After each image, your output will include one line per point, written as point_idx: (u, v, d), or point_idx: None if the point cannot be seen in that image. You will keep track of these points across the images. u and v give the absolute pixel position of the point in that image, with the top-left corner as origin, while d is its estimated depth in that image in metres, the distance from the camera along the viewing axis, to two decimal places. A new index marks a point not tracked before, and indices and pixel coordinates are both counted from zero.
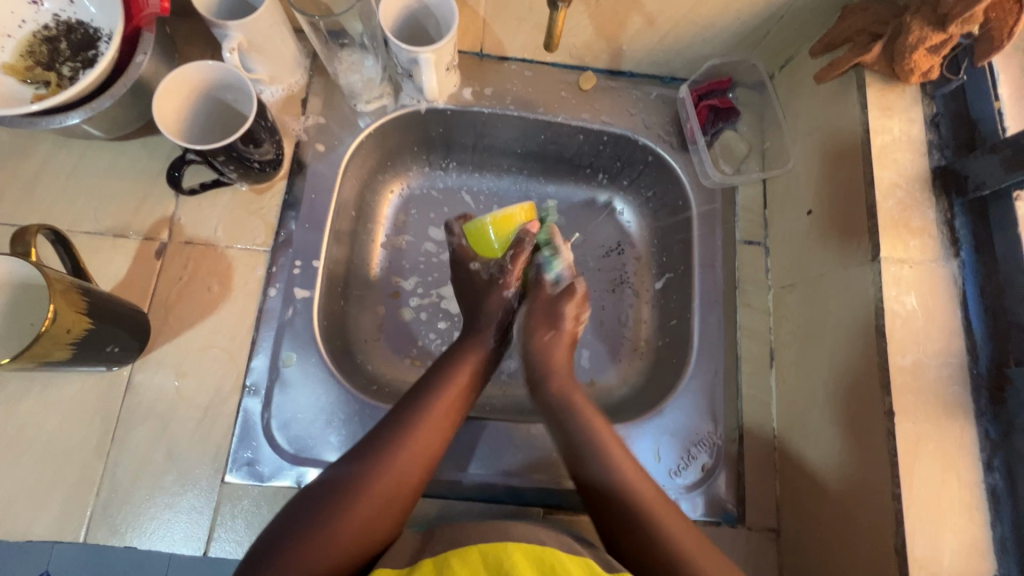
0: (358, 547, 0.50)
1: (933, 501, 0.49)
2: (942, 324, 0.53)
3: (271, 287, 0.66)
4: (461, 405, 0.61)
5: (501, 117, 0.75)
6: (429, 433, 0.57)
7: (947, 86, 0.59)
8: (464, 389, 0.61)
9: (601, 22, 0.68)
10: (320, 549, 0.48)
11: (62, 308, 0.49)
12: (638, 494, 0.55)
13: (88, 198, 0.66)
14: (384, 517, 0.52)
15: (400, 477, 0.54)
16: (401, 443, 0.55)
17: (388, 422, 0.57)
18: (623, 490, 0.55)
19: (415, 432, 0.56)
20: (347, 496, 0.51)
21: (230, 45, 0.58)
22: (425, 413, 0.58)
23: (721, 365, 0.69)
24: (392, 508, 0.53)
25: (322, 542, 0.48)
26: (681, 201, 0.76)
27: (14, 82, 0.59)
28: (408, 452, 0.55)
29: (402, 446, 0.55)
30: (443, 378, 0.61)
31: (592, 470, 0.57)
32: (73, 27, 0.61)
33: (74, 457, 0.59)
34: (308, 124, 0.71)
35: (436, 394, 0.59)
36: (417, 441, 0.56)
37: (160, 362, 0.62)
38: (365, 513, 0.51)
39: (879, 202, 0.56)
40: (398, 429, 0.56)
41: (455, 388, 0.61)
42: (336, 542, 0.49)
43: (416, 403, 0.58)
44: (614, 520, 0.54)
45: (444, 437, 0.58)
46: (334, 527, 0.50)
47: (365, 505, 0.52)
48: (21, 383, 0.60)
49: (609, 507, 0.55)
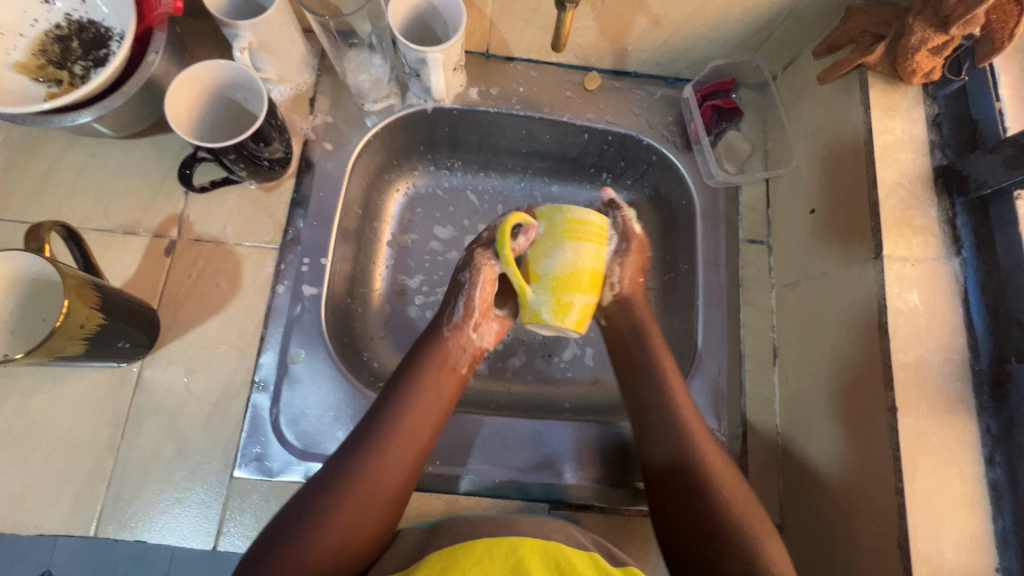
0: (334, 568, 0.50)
1: (935, 496, 0.50)
2: (944, 321, 0.54)
3: (279, 283, 0.66)
4: (432, 407, 0.59)
5: (506, 116, 0.75)
6: (395, 442, 0.55)
7: (948, 87, 0.59)
8: (434, 390, 0.59)
9: (606, 23, 0.69)
10: (293, 575, 0.48)
11: (76, 303, 0.49)
12: (697, 460, 0.56)
13: (98, 196, 0.66)
14: (358, 534, 0.51)
15: (380, 484, 0.54)
16: (373, 451, 0.54)
17: (354, 435, 0.56)
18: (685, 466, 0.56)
19: (385, 442, 0.55)
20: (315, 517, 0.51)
21: (240, 45, 0.59)
22: (390, 420, 0.56)
23: (724, 362, 0.69)
24: (365, 523, 0.52)
25: (294, 566, 0.48)
26: (684, 200, 0.77)
27: (26, 80, 0.60)
28: (375, 463, 0.54)
29: (369, 458, 0.54)
30: (414, 381, 0.59)
31: (657, 439, 0.59)
32: (84, 26, 0.62)
33: (84, 450, 0.59)
34: (315, 123, 0.72)
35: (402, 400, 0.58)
36: (384, 452, 0.55)
37: (169, 359, 0.63)
38: (334, 533, 0.50)
39: (882, 200, 0.57)
40: (371, 444, 0.55)
41: (425, 391, 0.59)
42: (310, 566, 0.49)
43: (385, 410, 0.57)
44: (675, 497, 0.56)
45: (419, 443, 0.57)
46: (305, 547, 0.49)
47: (342, 520, 0.51)
48: (32, 379, 0.60)
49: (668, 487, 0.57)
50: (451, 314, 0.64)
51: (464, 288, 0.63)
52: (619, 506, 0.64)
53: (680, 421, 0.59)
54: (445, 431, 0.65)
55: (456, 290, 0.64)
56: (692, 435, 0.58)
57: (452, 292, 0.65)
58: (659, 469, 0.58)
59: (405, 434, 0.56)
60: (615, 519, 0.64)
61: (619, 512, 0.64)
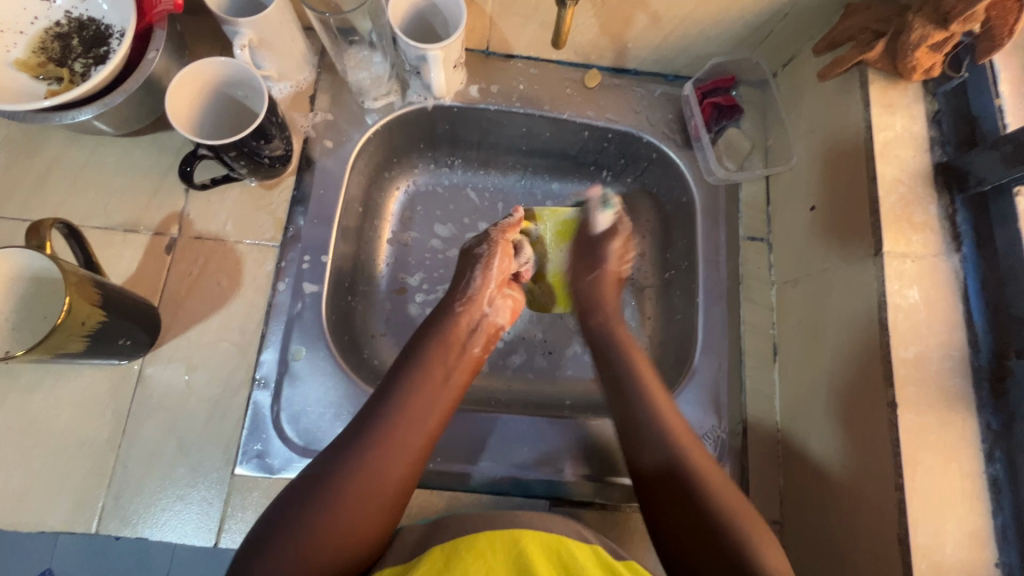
0: (357, 534, 0.50)
1: (935, 491, 0.50)
2: (944, 318, 0.54)
3: (280, 281, 0.66)
4: (447, 378, 0.61)
5: (506, 114, 0.75)
6: (413, 411, 0.57)
7: (948, 84, 0.60)
8: (448, 363, 0.61)
9: (606, 20, 0.69)
10: (320, 539, 0.49)
11: (77, 300, 0.50)
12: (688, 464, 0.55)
13: (98, 194, 0.66)
14: (379, 503, 0.52)
15: (392, 464, 0.53)
16: (385, 430, 0.55)
17: (370, 405, 0.57)
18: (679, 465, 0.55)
19: (399, 421, 0.56)
20: (337, 483, 0.51)
21: (240, 42, 0.59)
22: (406, 389, 0.58)
23: (725, 359, 0.69)
24: (385, 491, 0.53)
25: (321, 528, 0.49)
26: (684, 197, 0.77)
27: (26, 78, 0.60)
28: (394, 430, 0.55)
29: (387, 425, 0.55)
30: (426, 362, 0.60)
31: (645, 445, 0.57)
32: (85, 24, 0.62)
33: (86, 448, 0.59)
34: (316, 121, 0.72)
35: (418, 370, 0.60)
36: (404, 420, 0.56)
37: (170, 356, 0.63)
38: (355, 499, 0.51)
39: (882, 197, 0.57)
40: (384, 423, 0.55)
41: (439, 364, 0.61)
42: (337, 531, 0.49)
43: (400, 381, 0.59)
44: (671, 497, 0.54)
45: (431, 425, 0.57)
46: (329, 512, 0.50)
47: (352, 498, 0.51)
48: (33, 376, 0.60)
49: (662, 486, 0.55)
50: (465, 288, 0.67)
51: (478, 261, 0.68)
52: (617, 503, 0.64)
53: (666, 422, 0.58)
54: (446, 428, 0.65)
55: (472, 263, 0.69)
56: (683, 438, 0.57)
57: (467, 265, 0.69)
58: (649, 477, 0.56)
59: (417, 415, 0.57)
60: (615, 517, 0.64)
61: (618, 509, 0.64)
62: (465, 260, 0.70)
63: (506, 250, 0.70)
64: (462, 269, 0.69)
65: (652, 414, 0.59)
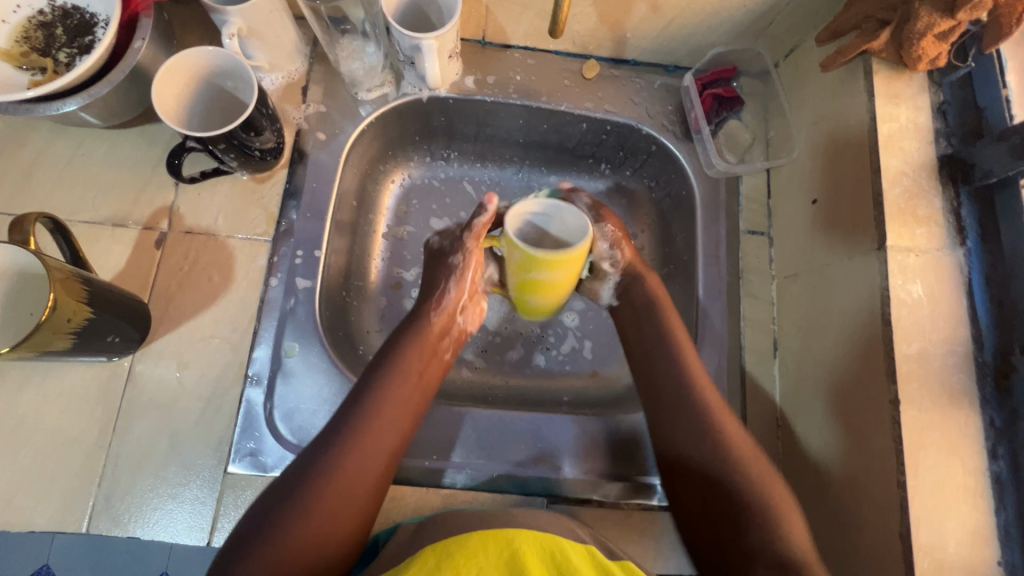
0: (331, 544, 0.50)
1: (938, 489, 0.49)
2: (948, 313, 0.53)
3: (272, 276, 0.65)
4: (421, 385, 0.60)
5: (503, 106, 0.74)
6: (386, 419, 0.56)
7: (954, 74, 0.59)
8: (423, 371, 0.60)
9: (605, 9, 0.67)
10: (292, 549, 0.48)
11: (62, 296, 0.48)
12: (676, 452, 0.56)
13: (86, 188, 0.65)
14: (352, 511, 0.52)
15: (364, 471, 0.53)
16: (356, 437, 0.54)
17: (342, 413, 0.56)
18: (721, 464, 0.57)
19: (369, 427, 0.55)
20: (311, 493, 0.51)
21: (229, 31, 0.57)
22: (380, 398, 0.57)
23: (725, 355, 0.69)
24: (359, 499, 0.52)
25: (293, 539, 0.49)
26: (684, 190, 0.76)
27: (9, 68, 0.58)
28: (366, 439, 0.54)
29: (361, 433, 0.54)
30: (398, 365, 0.59)
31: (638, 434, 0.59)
32: (69, 12, 0.60)
33: (75, 446, 0.58)
34: (308, 113, 0.70)
35: (392, 377, 0.58)
36: (377, 429, 0.55)
37: (161, 353, 0.62)
38: (329, 506, 0.51)
39: (885, 190, 0.56)
40: (354, 430, 0.54)
41: (414, 372, 0.60)
42: (310, 540, 0.49)
43: (374, 389, 0.57)
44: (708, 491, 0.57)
45: (402, 430, 0.57)
46: (304, 521, 0.49)
47: (328, 505, 0.51)
48: (21, 374, 0.59)
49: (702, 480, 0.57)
50: (439, 296, 0.64)
51: (453, 270, 0.63)
52: (617, 500, 0.64)
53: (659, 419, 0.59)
54: (442, 425, 0.64)
55: (446, 272, 0.64)
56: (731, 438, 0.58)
57: (437, 276, 0.64)
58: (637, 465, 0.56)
59: (387, 420, 0.56)
60: (614, 514, 0.63)
61: (617, 506, 0.64)
62: (436, 269, 0.65)
63: (482, 259, 0.63)
64: (432, 281, 0.65)
65: (696, 406, 0.59)
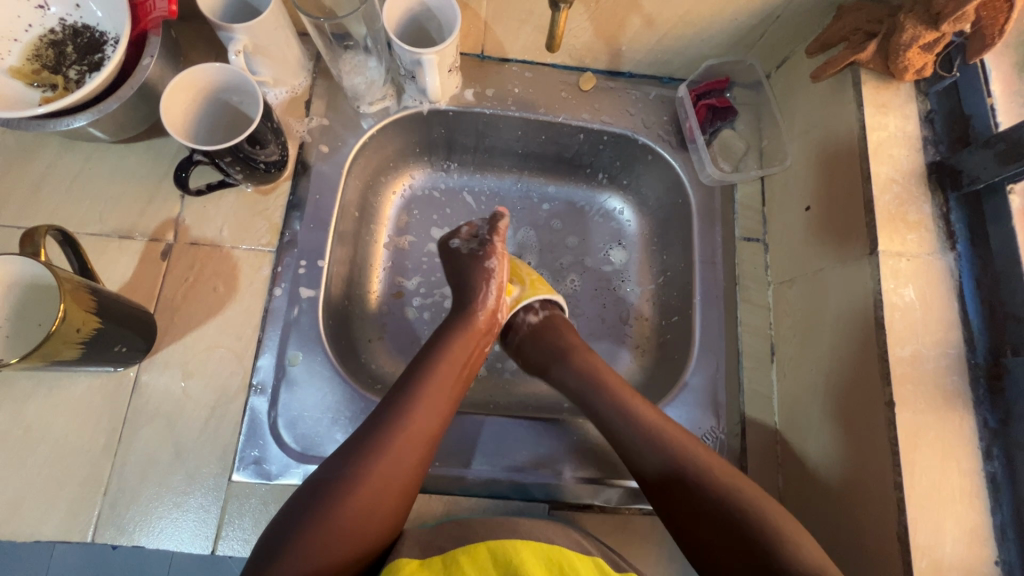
0: (365, 534, 0.51)
1: (934, 491, 0.50)
2: (940, 316, 0.54)
3: (276, 286, 0.66)
4: (461, 379, 0.62)
5: (501, 117, 0.76)
6: (429, 415, 0.57)
7: (939, 84, 0.60)
8: (463, 368, 0.62)
9: (600, 24, 0.69)
10: (328, 540, 0.49)
11: (72, 306, 0.49)
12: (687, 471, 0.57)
13: (93, 201, 0.66)
14: (389, 506, 0.53)
15: (402, 464, 0.54)
16: (398, 428, 0.55)
17: (386, 404, 0.57)
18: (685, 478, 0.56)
19: (409, 418, 0.56)
20: (351, 484, 0.52)
21: (236, 48, 0.59)
22: (424, 393, 0.58)
23: (722, 361, 0.69)
24: (395, 494, 0.53)
25: (332, 531, 0.49)
26: (681, 199, 0.77)
27: (21, 85, 0.60)
28: (410, 433, 0.55)
29: (406, 425, 0.56)
30: (438, 359, 0.61)
31: (642, 453, 0.59)
32: (79, 31, 0.62)
33: (82, 455, 0.59)
34: (311, 126, 0.72)
35: (436, 372, 0.60)
36: (419, 423, 0.56)
37: (166, 362, 0.63)
38: (369, 499, 0.52)
39: (876, 197, 0.57)
40: (394, 421, 0.55)
41: (453, 368, 0.61)
42: (344, 532, 0.50)
43: (415, 382, 0.59)
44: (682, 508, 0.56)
45: (440, 421, 0.58)
46: (344, 512, 0.50)
47: (364, 498, 0.52)
48: (28, 384, 0.60)
49: (674, 489, 0.57)
50: (479, 296, 0.66)
51: (489, 273, 0.67)
52: (618, 505, 0.64)
53: (658, 436, 0.59)
54: (446, 432, 0.65)
55: (484, 276, 0.67)
56: (676, 439, 0.58)
57: (473, 278, 0.67)
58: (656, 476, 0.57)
59: (427, 412, 0.57)
60: (614, 520, 0.63)
61: (618, 511, 0.64)
62: (473, 270, 0.68)
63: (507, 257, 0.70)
64: (471, 280, 0.67)
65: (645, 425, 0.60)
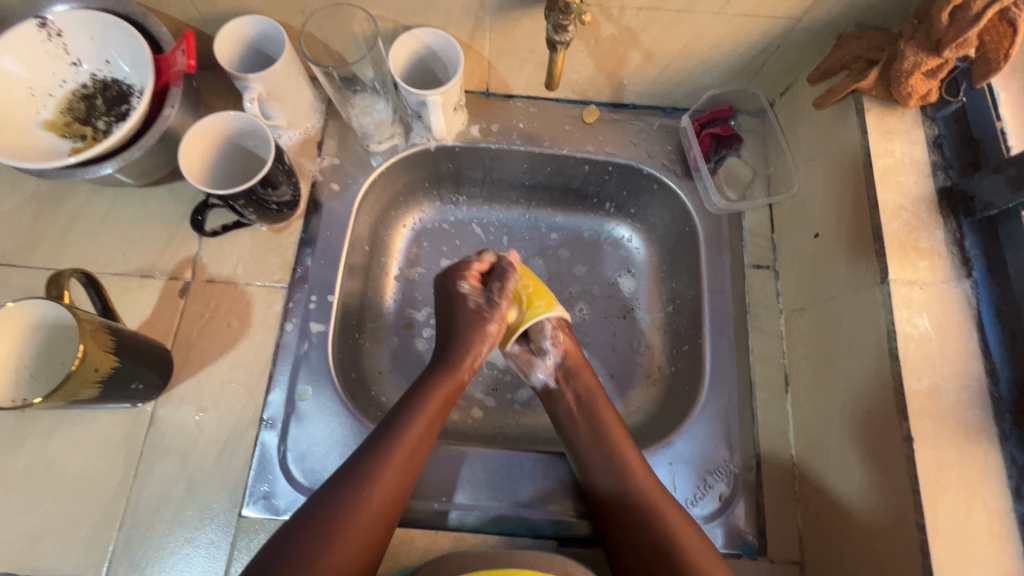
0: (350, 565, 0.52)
1: (959, 533, 0.48)
2: (957, 346, 0.52)
3: (287, 321, 0.68)
4: (438, 425, 0.62)
5: (507, 151, 0.77)
6: (413, 446, 0.58)
7: (947, 108, 0.59)
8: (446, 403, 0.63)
9: (601, 59, 0.70)
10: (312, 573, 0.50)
11: (91, 347, 0.51)
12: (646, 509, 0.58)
13: (117, 242, 0.69)
14: (374, 536, 0.54)
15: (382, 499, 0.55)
16: (380, 464, 0.56)
17: (372, 439, 0.58)
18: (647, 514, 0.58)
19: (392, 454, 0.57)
20: (334, 518, 0.53)
21: (250, 96, 0.62)
22: (401, 444, 0.58)
23: (735, 391, 0.68)
24: (380, 525, 0.55)
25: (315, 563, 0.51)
26: (687, 226, 0.77)
27: (54, 137, 0.64)
28: (385, 484, 0.56)
29: (381, 477, 0.56)
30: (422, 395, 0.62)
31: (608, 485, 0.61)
32: (107, 84, 0.66)
33: (99, 490, 0.61)
34: (323, 165, 0.74)
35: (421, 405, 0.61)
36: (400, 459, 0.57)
37: (181, 398, 0.64)
38: (355, 529, 0.53)
39: (885, 224, 0.56)
40: (377, 457, 0.57)
41: (434, 403, 0.62)
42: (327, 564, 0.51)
43: (399, 418, 0.60)
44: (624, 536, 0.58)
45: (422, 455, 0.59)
46: (319, 567, 0.50)
47: (346, 531, 0.53)
48: (51, 420, 0.62)
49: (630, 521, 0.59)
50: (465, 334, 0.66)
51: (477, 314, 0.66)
52: None
53: (630, 473, 0.60)
54: (453, 466, 0.64)
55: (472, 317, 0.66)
56: (644, 478, 0.60)
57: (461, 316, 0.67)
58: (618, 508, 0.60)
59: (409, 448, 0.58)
60: None
61: None
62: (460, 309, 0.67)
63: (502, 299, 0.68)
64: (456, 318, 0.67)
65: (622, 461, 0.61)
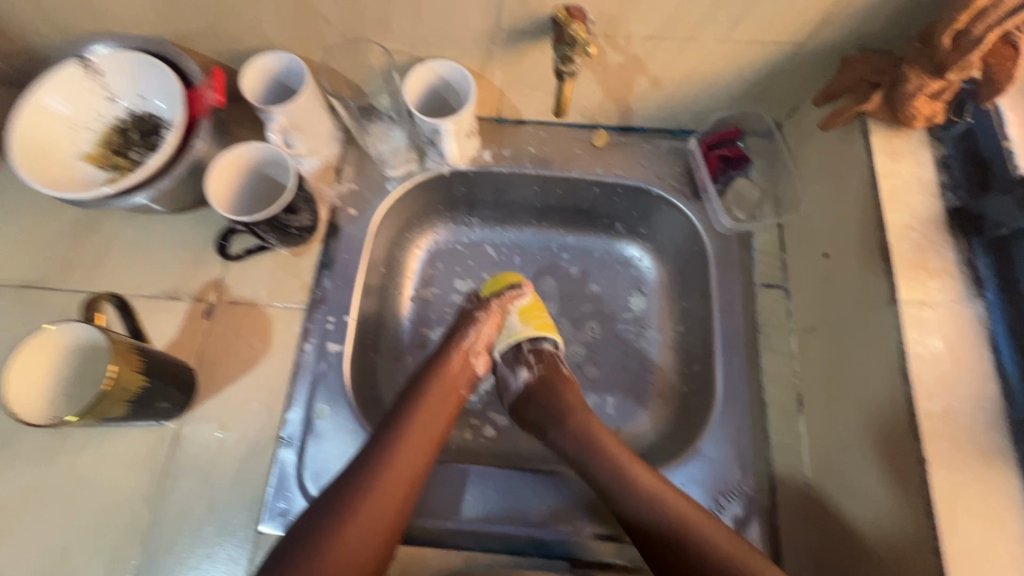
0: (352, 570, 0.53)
1: (980, 559, 0.46)
2: (970, 367, 0.52)
3: (306, 342, 0.70)
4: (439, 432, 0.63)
5: (518, 175, 0.79)
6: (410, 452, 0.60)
7: (953, 129, 0.60)
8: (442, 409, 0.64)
9: (608, 86, 0.72)
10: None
11: (122, 367, 0.54)
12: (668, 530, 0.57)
13: (147, 266, 0.73)
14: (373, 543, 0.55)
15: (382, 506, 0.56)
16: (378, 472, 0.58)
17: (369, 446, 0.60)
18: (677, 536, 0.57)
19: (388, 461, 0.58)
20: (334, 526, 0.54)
21: (272, 126, 0.66)
22: (397, 449, 0.59)
23: (746, 411, 0.68)
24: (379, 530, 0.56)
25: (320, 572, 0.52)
26: (696, 246, 0.78)
27: (93, 168, 0.69)
28: (379, 501, 0.56)
29: (374, 488, 0.57)
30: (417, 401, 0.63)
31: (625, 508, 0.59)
32: (141, 117, 0.70)
33: (125, 505, 0.63)
34: (341, 191, 0.77)
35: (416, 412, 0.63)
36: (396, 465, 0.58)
37: (204, 415, 0.67)
38: (355, 536, 0.54)
39: (893, 244, 0.56)
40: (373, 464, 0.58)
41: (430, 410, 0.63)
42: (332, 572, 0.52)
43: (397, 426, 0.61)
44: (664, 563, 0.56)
45: (421, 462, 0.60)
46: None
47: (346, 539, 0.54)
48: (81, 437, 0.65)
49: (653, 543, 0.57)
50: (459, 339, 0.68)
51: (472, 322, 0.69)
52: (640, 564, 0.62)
53: (641, 492, 0.59)
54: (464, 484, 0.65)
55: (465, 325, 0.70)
56: (657, 496, 0.59)
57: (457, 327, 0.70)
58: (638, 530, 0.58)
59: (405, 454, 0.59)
60: None
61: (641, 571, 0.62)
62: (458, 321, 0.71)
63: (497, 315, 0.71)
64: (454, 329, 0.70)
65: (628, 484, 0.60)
